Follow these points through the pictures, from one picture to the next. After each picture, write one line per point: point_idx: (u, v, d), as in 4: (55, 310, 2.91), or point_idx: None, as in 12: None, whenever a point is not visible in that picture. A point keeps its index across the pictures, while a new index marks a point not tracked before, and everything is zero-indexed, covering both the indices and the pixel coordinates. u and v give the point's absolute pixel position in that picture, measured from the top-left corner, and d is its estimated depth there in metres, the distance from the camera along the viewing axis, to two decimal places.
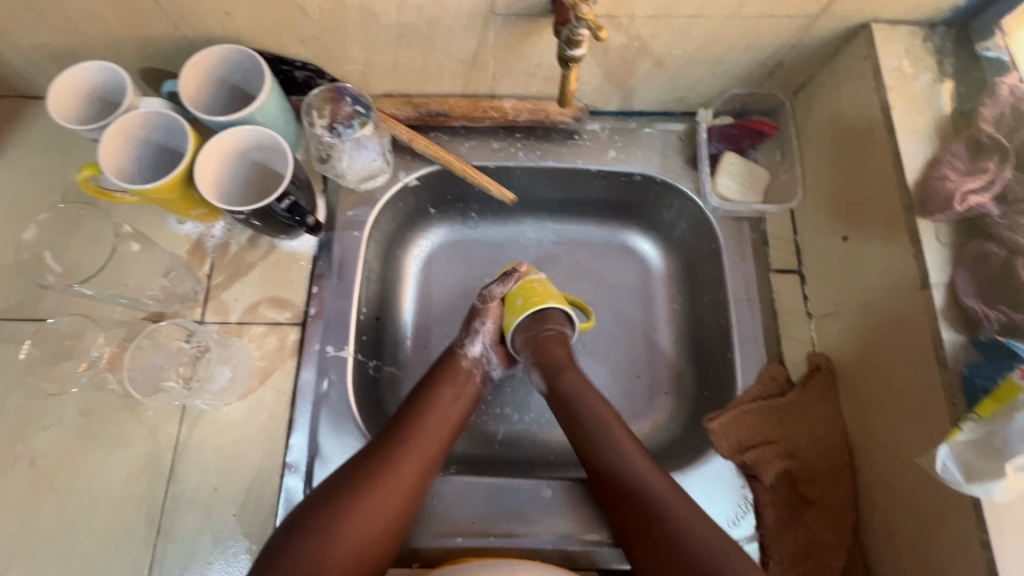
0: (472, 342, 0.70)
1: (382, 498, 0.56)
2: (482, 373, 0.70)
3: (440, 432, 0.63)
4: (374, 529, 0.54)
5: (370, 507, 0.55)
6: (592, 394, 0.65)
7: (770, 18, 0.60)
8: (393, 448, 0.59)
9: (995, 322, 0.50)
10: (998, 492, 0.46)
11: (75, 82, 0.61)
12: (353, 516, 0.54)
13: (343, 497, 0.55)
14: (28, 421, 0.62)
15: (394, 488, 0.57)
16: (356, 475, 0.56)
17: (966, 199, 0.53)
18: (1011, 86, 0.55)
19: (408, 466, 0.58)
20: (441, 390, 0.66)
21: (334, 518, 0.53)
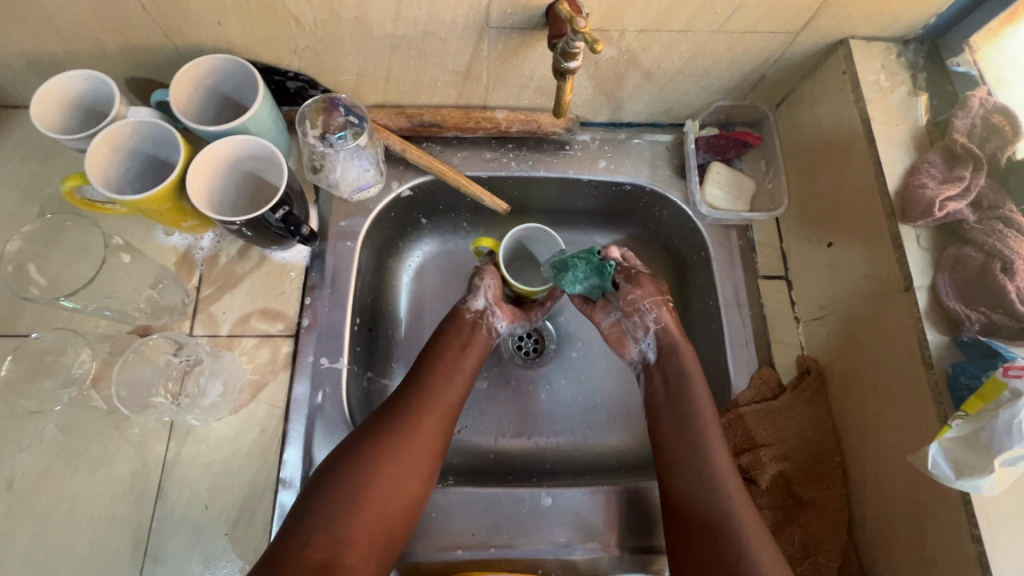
0: (474, 296, 0.71)
1: (405, 446, 0.58)
2: (488, 328, 0.71)
3: (456, 386, 0.65)
4: (402, 480, 0.57)
5: (395, 458, 0.58)
6: (702, 393, 0.64)
7: (755, 33, 0.63)
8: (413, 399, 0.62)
9: (976, 323, 0.53)
10: (986, 487, 0.48)
11: (58, 90, 0.60)
12: (377, 468, 0.56)
13: (368, 447, 0.57)
14: (5, 442, 0.60)
15: (421, 442, 0.60)
16: (378, 427, 0.59)
17: (944, 205, 0.55)
18: (981, 100, 0.59)
19: (429, 419, 0.62)
20: (452, 340, 0.68)
21: (366, 466, 0.56)
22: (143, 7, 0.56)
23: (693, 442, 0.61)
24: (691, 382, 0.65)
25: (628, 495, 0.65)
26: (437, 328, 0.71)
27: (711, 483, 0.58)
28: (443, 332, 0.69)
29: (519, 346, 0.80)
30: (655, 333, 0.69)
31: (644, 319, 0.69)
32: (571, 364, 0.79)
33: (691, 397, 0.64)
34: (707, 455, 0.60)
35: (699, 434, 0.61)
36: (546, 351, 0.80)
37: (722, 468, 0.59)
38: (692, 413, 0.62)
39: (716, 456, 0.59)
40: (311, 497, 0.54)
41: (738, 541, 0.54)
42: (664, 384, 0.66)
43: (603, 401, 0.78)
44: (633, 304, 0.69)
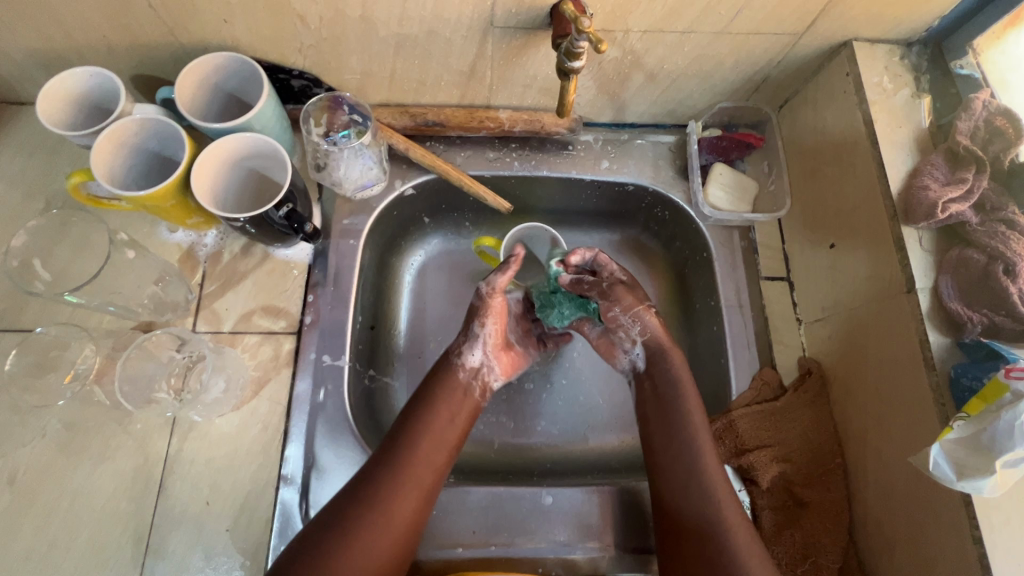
0: (472, 348, 0.68)
1: (375, 539, 0.53)
2: (482, 385, 0.68)
3: (438, 457, 0.60)
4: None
5: (363, 554, 0.52)
6: (689, 395, 0.63)
7: (759, 35, 0.63)
8: (388, 477, 0.56)
9: (978, 325, 0.53)
10: (987, 488, 0.48)
11: (64, 87, 0.60)
12: (342, 566, 0.51)
13: (335, 537, 0.52)
14: (9, 436, 0.60)
15: (395, 528, 0.54)
16: (347, 516, 0.53)
17: (947, 208, 0.55)
18: (984, 102, 0.59)
19: (406, 498, 0.56)
20: (439, 410, 0.62)
21: (332, 558, 0.51)
22: (149, 4, 0.56)
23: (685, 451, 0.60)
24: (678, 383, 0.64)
25: (628, 495, 0.65)
26: (425, 380, 0.66)
27: (700, 489, 0.58)
28: (429, 397, 0.63)
29: None
30: (642, 344, 0.68)
31: (628, 333, 0.68)
32: (572, 365, 0.80)
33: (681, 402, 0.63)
34: (698, 465, 0.59)
35: (689, 440, 0.60)
36: (547, 351, 0.80)
37: (713, 476, 0.58)
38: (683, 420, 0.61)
39: (707, 466, 0.58)
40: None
41: (731, 553, 0.54)
42: (654, 389, 0.65)
43: (605, 401, 0.78)
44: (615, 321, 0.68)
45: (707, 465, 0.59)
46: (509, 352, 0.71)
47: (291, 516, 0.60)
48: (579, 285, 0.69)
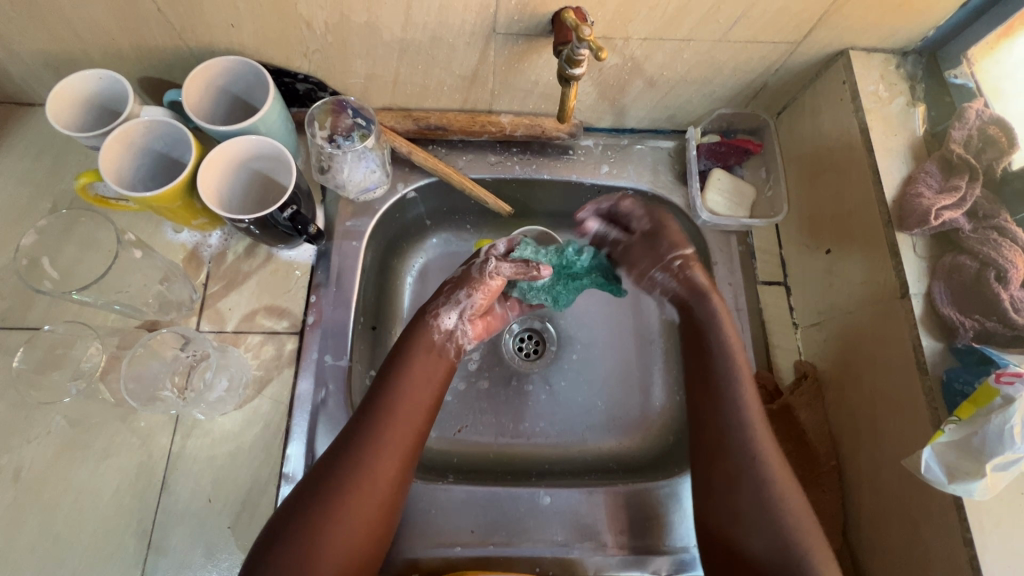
0: (450, 311, 0.68)
1: (359, 501, 0.54)
2: (456, 347, 0.68)
3: (413, 421, 0.60)
4: (354, 538, 0.53)
5: (347, 514, 0.53)
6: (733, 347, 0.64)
7: (756, 43, 0.64)
8: (363, 443, 0.57)
9: (970, 330, 0.53)
10: (978, 491, 0.48)
11: (74, 89, 0.61)
12: (326, 527, 0.52)
13: (314, 505, 0.53)
14: (14, 432, 0.61)
15: (372, 490, 0.55)
16: (328, 478, 0.55)
17: (940, 214, 0.56)
18: (978, 111, 0.60)
19: (381, 463, 0.56)
20: (416, 372, 0.63)
21: (312, 523, 0.52)
22: (159, 9, 0.57)
23: (728, 401, 0.60)
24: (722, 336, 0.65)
25: (626, 496, 0.65)
26: (400, 340, 0.66)
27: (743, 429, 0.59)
28: (404, 358, 0.63)
29: (521, 347, 0.81)
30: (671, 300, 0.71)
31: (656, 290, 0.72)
32: (570, 366, 0.80)
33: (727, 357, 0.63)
34: (741, 405, 0.60)
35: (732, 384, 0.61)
36: (547, 352, 0.81)
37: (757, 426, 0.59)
38: (726, 374, 0.62)
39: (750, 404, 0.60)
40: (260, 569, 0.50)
41: (769, 492, 0.55)
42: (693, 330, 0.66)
43: (603, 403, 0.79)
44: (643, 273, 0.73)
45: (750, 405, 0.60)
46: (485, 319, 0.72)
47: None
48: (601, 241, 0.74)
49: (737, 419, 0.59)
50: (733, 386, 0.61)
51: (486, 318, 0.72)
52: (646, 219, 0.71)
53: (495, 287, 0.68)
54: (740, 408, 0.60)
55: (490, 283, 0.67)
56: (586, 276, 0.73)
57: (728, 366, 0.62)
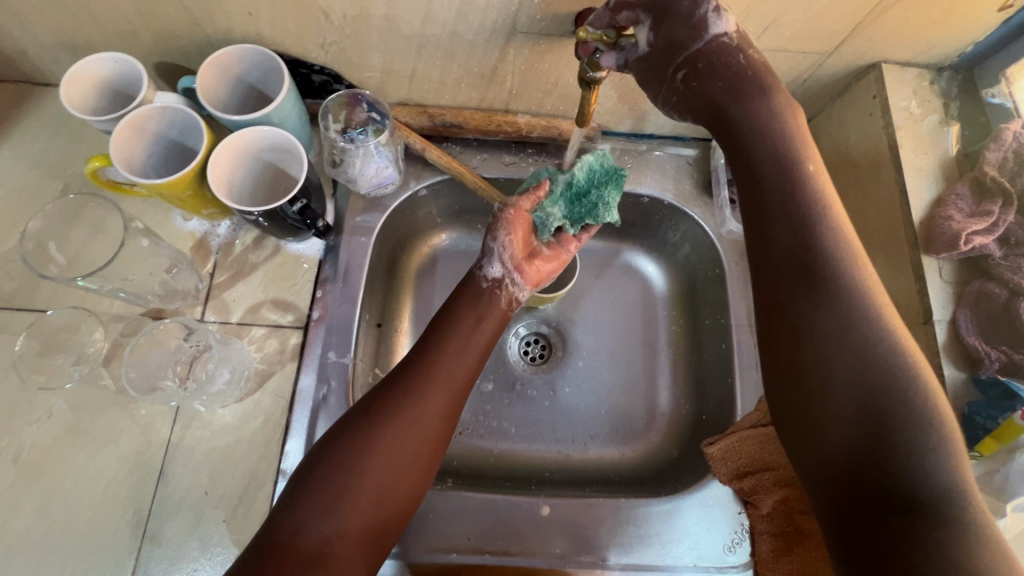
0: (490, 261, 0.65)
1: (407, 430, 0.52)
2: (507, 295, 0.65)
3: (466, 361, 0.58)
4: (398, 471, 0.51)
5: (392, 443, 0.51)
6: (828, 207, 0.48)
7: (785, 52, 0.62)
8: (415, 376, 0.55)
9: (995, 361, 0.52)
10: (996, 526, 0.49)
11: (89, 72, 0.61)
12: (373, 453, 0.50)
13: (363, 430, 0.51)
14: (15, 414, 0.61)
15: (420, 423, 0.53)
16: (376, 406, 0.53)
17: (971, 239, 0.54)
18: (1015, 132, 0.57)
19: (431, 398, 0.54)
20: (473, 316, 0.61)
21: (360, 453, 0.50)
22: None
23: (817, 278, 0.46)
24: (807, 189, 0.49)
25: (627, 511, 0.64)
26: (448, 296, 0.64)
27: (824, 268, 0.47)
28: (463, 300, 0.63)
29: (526, 351, 0.80)
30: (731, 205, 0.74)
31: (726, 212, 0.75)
32: (576, 372, 0.79)
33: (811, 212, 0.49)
34: (820, 250, 0.47)
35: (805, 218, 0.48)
36: (553, 357, 0.80)
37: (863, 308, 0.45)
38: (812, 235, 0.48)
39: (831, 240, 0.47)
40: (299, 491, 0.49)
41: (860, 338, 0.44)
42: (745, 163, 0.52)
43: (607, 411, 0.77)
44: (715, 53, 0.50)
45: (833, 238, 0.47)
46: (536, 264, 0.67)
47: None
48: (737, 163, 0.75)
49: (828, 283, 0.46)
50: (837, 252, 0.47)
51: (536, 261, 0.67)
52: None
53: (518, 220, 0.65)
54: (835, 288, 0.46)
55: (511, 215, 0.65)
56: (594, 187, 0.69)
57: (817, 232, 0.48)
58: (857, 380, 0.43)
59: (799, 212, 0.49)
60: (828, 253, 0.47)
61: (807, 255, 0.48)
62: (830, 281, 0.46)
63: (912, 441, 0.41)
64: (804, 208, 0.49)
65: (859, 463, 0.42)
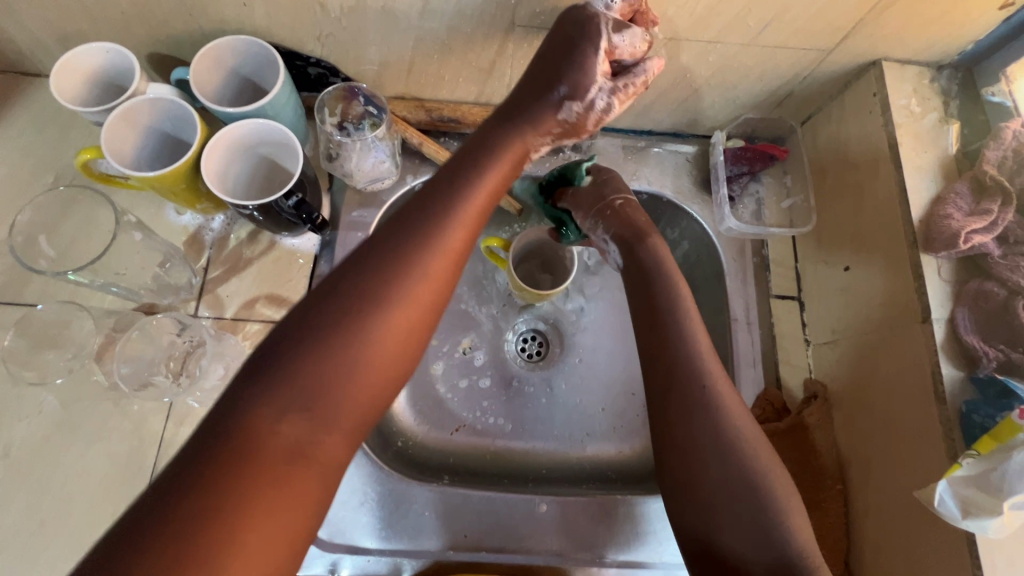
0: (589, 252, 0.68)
1: (405, 310, 0.44)
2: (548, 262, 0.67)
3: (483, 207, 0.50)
4: (389, 351, 0.43)
5: (382, 321, 0.43)
6: (679, 277, 0.60)
7: (786, 49, 0.61)
8: (418, 224, 0.46)
9: (993, 360, 0.51)
10: (993, 528, 0.47)
11: (78, 63, 0.59)
12: (359, 333, 0.42)
13: (355, 301, 0.43)
14: (4, 411, 0.60)
15: (421, 292, 0.45)
16: (365, 278, 0.44)
17: (970, 238, 0.54)
18: (1015, 131, 0.57)
19: (441, 254, 0.46)
20: (476, 188, 0.51)
21: (351, 324, 0.42)
22: None
23: (680, 348, 0.54)
24: (676, 290, 0.58)
25: (622, 508, 0.64)
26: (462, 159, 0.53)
27: (678, 333, 0.55)
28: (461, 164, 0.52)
29: (523, 348, 0.80)
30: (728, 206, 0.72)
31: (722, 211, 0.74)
32: (573, 370, 0.79)
33: (670, 286, 0.58)
34: (685, 327, 0.55)
35: (663, 287, 0.58)
36: (550, 353, 0.80)
37: (722, 390, 0.52)
38: (671, 304, 0.57)
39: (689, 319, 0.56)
40: (264, 376, 0.39)
41: (709, 404, 0.51)
42: (637, 271, 0.61)
43: (604, 409, 0.77)
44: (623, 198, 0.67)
45: (686, 311, 0.57)
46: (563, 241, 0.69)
47: None
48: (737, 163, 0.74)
49: (684, 348, 0.54)
50: (688, 326, 0.55)
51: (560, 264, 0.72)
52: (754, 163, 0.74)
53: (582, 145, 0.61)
54: (692, 357, 0.54)
55: (581, 135, 0.59)
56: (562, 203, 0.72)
57: (670, 293, 0.58)
58: (704, 442, 0.50)
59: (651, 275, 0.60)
60: (684, 317, 0.56)
61: (653, 311, 0.57)
62: (700, 374, 0.53)
63: (755, 505, 0.47)
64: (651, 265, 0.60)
65: (733, 527, 0.47)
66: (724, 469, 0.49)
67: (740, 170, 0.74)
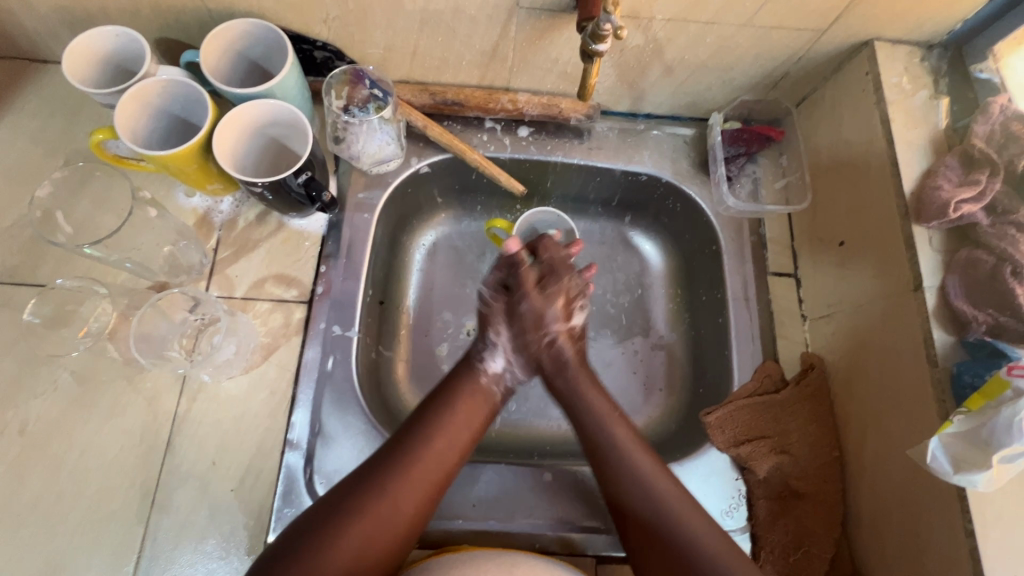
0: (491, 355, 0.66)
1: (395, 500, 0.54)
2: (502, 390, 0.66)
3: (434, 473, 0.57)
4: (376, 535, 0.52)
5: (394, 504, 0.53)
6: (591, 387, 0.65)
7: (781, 30, 0.63)
8: (375, 494, 0.53)
9: (982, 324, 0.53)
10: (982, 482, 0.49)
11: (92, 45, 0.60)
12: (387, 503, 0.53)
13: (329, 526, 0.51)
14: (20, 388, 0.61)
15: (394, 509, 0.53)
16: (380, 470, 0.55)
17: (959, 207, 0.56)
18: (1002, 106, 0.59)
19: (408, 496, 0.54)
20: (464, 401, 0.62)
21: (322, 547, 0.50)
22: None
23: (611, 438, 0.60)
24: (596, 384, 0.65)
25: None
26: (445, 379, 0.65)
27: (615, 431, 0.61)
28: (403, 451, 0.57)
29: None
30: (723, 181, 0.74)
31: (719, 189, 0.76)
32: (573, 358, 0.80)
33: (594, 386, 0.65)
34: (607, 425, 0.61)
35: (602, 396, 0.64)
36: None
37: (647, 474, 0.58)
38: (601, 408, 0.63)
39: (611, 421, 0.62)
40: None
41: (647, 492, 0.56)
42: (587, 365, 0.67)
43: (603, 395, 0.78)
44: (574, 294, 0.67)
45: (602, 408, 0.63)
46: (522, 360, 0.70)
47: (295, 480, 0.61)
48: (735, 142, 0.76)
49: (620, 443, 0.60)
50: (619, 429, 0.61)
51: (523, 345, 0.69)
52: (750, 143, 0.76)
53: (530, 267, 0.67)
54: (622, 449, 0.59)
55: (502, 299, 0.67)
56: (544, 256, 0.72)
57: (596, 419, 0.62)
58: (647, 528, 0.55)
59: (573, 399, 0.64)
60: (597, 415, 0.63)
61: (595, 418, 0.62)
62: (633, 467, 0.58)
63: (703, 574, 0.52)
64: (574, 403, 0.64)
65: None
66: (666, 538, 0.54)
67: (736, 151, 0.77)
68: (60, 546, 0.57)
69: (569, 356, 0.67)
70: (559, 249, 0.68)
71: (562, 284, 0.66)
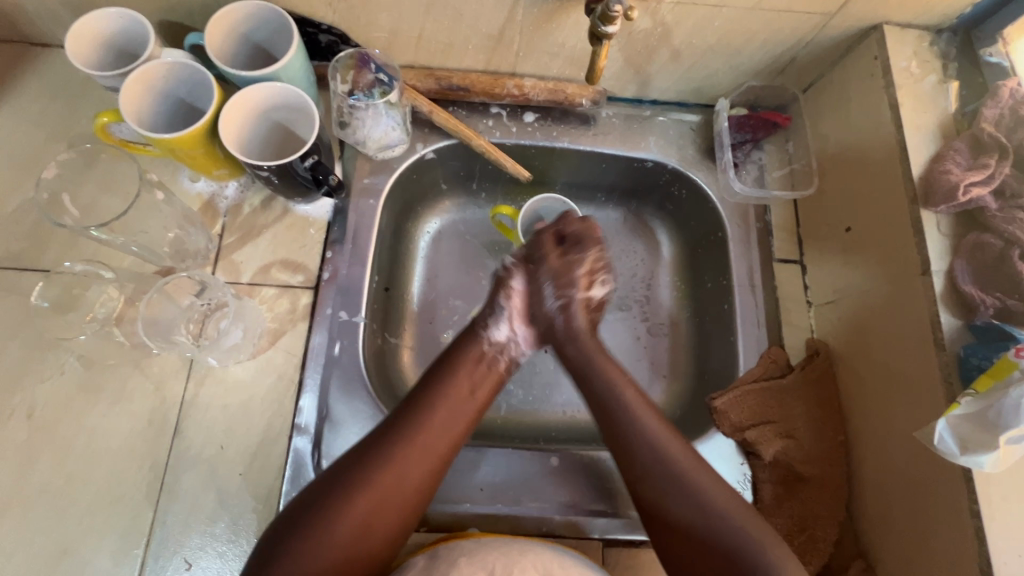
0: (496, 324, 0.65)
1: (399, 472, 0.54)
2: (507, 359, 0.66)
3: (438, 444, 0.57)
4: (379, 504, 0.52)
5: (398, 474, 0.54)
6: (601, 354, 0.65)
7: (789, 13, 0.63)
8: (378, 464, 0.53)
9: (990, 307, 0.54)
10: (988, 463, 0.49)
11: (94, 27, 0.60)
12: (389, 474, 0.53)
13: (338, 495, 0.51)
14: (27, 372, 0.61)
15: (397, 479, 0.54)
16: (385, 441, 0.55)
17: (968, 191, 0.56)
18: (1011, 90, 0.59)
19: (411, 468, 0.54)
20: (465, 372, 0.62)
21: (326, 517, 0.50)
22: None
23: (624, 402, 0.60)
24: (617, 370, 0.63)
25: None
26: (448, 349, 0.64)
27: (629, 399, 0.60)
28: (405, 423, 0.57)
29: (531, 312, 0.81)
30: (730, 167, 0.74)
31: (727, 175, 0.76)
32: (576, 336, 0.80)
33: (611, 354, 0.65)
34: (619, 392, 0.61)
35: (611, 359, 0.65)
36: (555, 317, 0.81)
37: (664, 426, 0.58)
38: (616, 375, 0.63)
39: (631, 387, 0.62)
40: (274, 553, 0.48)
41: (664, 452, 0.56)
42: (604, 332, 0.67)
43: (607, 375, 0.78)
44: (594, 266, 0.67)
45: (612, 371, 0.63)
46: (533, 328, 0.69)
47: (303, 465, 0.61)
48: (741, 128, 0.76)
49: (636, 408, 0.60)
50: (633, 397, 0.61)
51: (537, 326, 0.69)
52: (756, 130, 0.76)
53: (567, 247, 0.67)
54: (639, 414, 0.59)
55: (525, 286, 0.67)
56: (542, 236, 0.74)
57: (611, 376, 0.63)
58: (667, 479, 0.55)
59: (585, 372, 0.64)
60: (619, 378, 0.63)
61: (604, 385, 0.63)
62: (652, 434, 0.57)
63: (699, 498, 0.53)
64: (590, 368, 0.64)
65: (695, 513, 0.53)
66: (698, 521, 0.52)
67: (742, 136, 0.77)
68: (68, 529, 0.57)
69: (582, 325, 0.67)
70: (579, 221, 0.69)
71: (584, 254, 0.66)
